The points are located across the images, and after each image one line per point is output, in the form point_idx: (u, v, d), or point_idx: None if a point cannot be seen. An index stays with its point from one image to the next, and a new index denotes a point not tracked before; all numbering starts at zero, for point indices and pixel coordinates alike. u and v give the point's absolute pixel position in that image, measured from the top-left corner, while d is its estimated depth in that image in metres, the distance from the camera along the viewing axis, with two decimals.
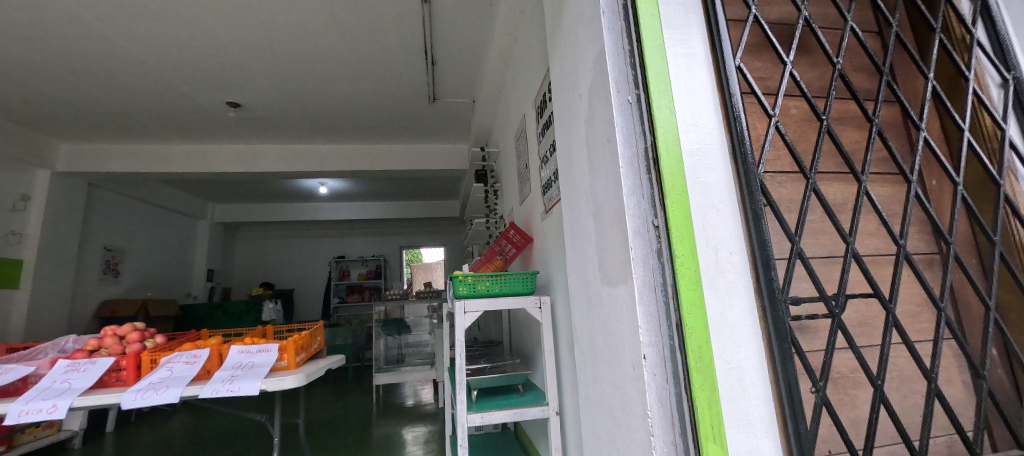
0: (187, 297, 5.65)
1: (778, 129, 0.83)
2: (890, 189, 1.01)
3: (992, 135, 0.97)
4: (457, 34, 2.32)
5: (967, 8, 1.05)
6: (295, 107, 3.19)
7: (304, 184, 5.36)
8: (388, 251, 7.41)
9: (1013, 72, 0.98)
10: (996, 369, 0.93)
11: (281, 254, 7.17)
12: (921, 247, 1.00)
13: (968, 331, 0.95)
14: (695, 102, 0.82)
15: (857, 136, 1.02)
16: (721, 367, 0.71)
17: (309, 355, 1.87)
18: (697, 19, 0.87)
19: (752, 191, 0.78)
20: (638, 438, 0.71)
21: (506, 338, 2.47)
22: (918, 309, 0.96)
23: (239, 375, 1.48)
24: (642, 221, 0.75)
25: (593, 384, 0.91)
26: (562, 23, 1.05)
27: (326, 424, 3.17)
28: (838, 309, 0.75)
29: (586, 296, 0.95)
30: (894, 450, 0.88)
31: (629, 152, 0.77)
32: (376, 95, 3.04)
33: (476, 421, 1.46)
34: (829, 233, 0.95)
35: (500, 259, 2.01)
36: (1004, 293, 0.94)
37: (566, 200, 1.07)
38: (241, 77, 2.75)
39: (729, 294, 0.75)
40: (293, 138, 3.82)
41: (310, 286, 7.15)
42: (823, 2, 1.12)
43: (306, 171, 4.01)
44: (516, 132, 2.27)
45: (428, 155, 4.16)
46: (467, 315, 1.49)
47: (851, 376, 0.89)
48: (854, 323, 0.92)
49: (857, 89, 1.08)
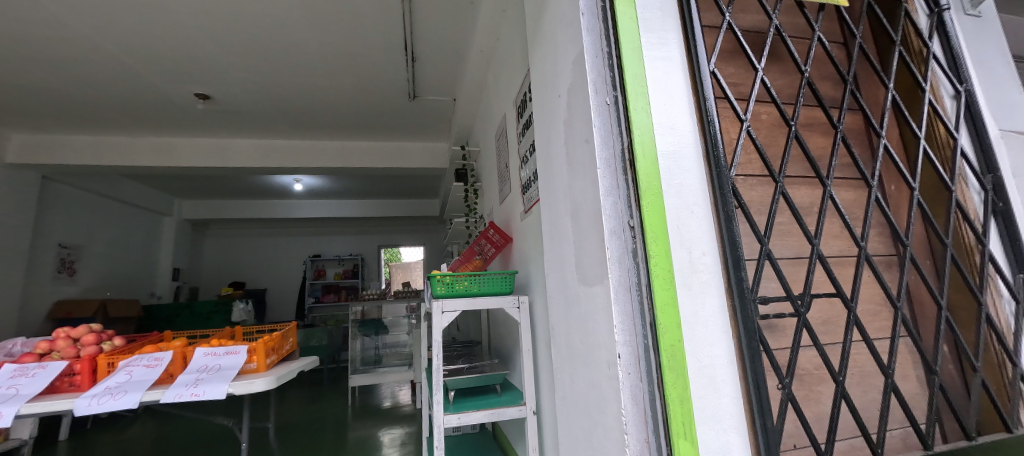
0: (151, 297, 5.40)
1: (749, 133, 0.86)
2: (852, 194, 1.06)
3: (945, 144, 1.03)
4: (438, 31, 2.29)
5: (925, 22, 1.11)
6: (268, 101, 3.09)
7: (279, 180, 5.20)
8: (365, 250, 7.28)
9: (965, 84, 1.04)
10: (947, 365, 0.98)
11: (253, 252, 6.94)
12: (881, 249, 1.05)
13: (922, 329, 1.00)
14: (671, 105, 0.83)
15: (823, 142, 1.06)
16: (693, 365, 0.73)
17: (280, 357, 1.81)
18: (674, 23, 0.88)
19: (725, 192, 0.80)
20: (612, 436, 0.72)
21: (485, 338, 2.46)
22: (877, 308, 1.01)
23: (204, 379, 1.42)
24: (618, 222, 0.75)
25: (570, 383, 0.92)
26: (542, 23, 1.05)
27: (298, 428, 3.08)
28: (803, 308, 0.78)
29: (564, 296, 0.95)
30: (854, 443, 0.91)
31: (606, 153, 0.78)
32: (354, 91, 2.98)
33: (454, 422, 1.44)
34: (796, 234, 0.99)
35: (479, 258, 2.00)
36: (954, 293, 0.99)
37: (544, 200, 1.08)
38: (210, 69, 2.64)
39: (702, 293, 0.76)
40: (266, 133, 3.70)
41: (284, 285, 6.95)
42: (792, 12, 1.17)
43: (280, 167, 3.90)
44: (496, 132, 2.26)
45: (407, 153, 4.10)
46: (445, 315, 1.48)
47: (815, 372, 0.93)
48: (818, 322, 0.96)
49: (823, 96, 1.12)
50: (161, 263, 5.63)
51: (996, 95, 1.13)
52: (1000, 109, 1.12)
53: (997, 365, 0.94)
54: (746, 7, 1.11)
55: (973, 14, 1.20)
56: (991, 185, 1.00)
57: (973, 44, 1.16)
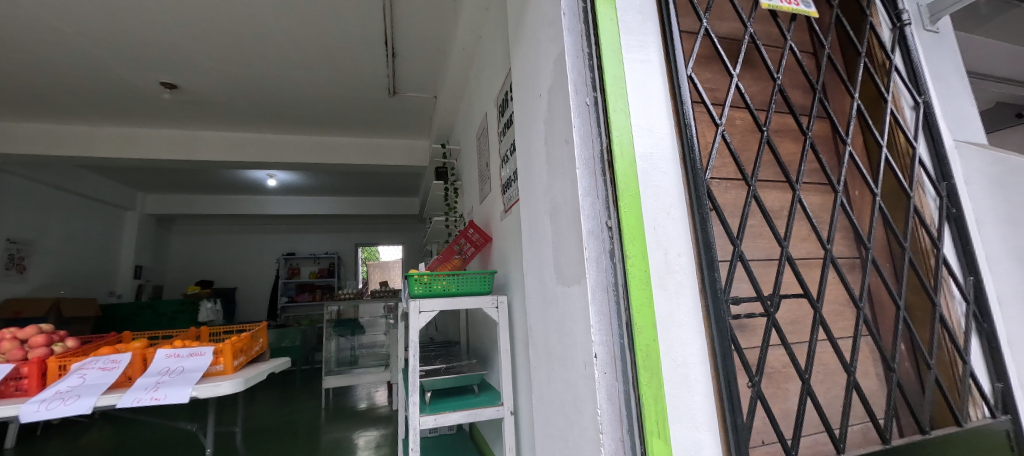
0: (110, 295, 5.12)
1: (724, 137, 0.89)
2: (820, 198, 1.10)
3: (905, 152, 1.08)
4: (419, 27, 2.26)
5: (887, 36, 1.16)
6: (239, 92, 2.97)
7: (251, 175, 5.02)
8: (342, 248, 7.11)
9: (923, 96, 1.10)
10: (903, 362, 1.03)
11: (223, 249, 6.68)
12: (845, 252, 1.08)
13: (882, 329, 1.05)
14: (649, 108, 0.84)
15: (793, 148, 1.10)
16: (668, 365, 0.74)
17: (249, 358, 1.74)
18: (653, 27, 0.89)
19: (700, 195, 0.81)
20: (587, 435, 0.72)
21: (464, 338, 2.44)
22: (841, 308, 1.04)
23: (166, 382, 1.35)
24: (596, 222, 0.75)
25: (547, 383, 0.91)
26: (524, 22, 1.05)
27: (268, 432, 2.98)
28: (773, 308, 0.82)
29: (542, 296, 0.95)
30: (819, 438, 0.94)
31: (586, 153, 0.78)
32: (332, 85, 2.90)
33: (430, 423, 1.42)
34: (767, 237, 1.01)
35: (458, 258, 1.97)
36: (912, 294, 1.05)
37: (524, 199, 1.07)
38: (178, 56, 2.52)
39: (677, 293, 0.78)
40: (238, 125, 3.56)
41: (256, 284, 6.71)
42: (766, 21, 1.20)
43: (253, 162, 3.76)
44: (477, 130, 2.25)
45: (387, 150, 4.02)
46: (423, 315, 1.46)
47: (782, 370, 0.95)
48: (787, 322, 0.98)
49: (794, 103, 1.15)
50: (121, 260, 5.35)
51: (952, 108, 1.20)
52: (955, 121, 1.18)
53: (949, 363, 1.00)
54: (722, 14, 1.13)
55: (931, 30, 1.26)
56: (945, 192, 1.06)
57: (931, 59, 1.22)
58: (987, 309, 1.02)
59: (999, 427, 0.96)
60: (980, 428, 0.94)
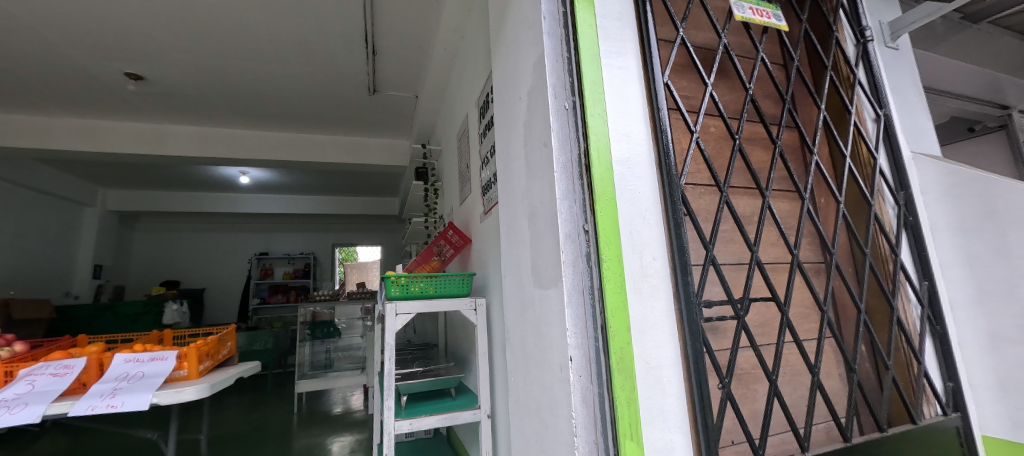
0: (66, 296, 4.82)
1: (698, 144, 0.91)
2: (788, 205, 1.13)
3: (867, 162, 1.14)
4: (400, 26, 2.24)
5: (852, 51, 1.22)
6: (211, 85, 2.86)
7: (222, 172, 4.84)
8: (318, 248, 6.94)
9: (883, 109, 1.16)
10: (864, 363, 1.08)
11: (191, 248, 6.42)
12: (812, 256, 1.12)
13: (845, 332, 1.09)
14: (626, 113, 0.85)
15: (764, 157, 1.13)
16: (642, 367, 0.75)
17: (215, 363, 1.68)
18: (632, 34, 0.91)
19: (675, 200, 0.83)
20: (562, 438, 0.72)
21: (442, 340, 2.42)
22: (807, 311, 1.08)
23: (124, 388, 1.29)
24: (573, 226, 0.76)
25: (524, 387, 0.91)
26: (505, 25, 1.05)
27: (236, 439, 2.88)
28: (742, 311, 0.85)
29: (519, 298, 0.94)
30: (784, 437, 0.97)
31: (564, 157, 0.78)
32: (309, 81, 2.84)
33: (405, 428, 1.39)
34: (738, 242, 1.04)
35: (437, 259, 1.92)
36: (872, 298, 1.09)
37: (503, 202, 1.07)
38: (144, 47, 2.41)
39: (652, 297, 0.79)
40: (208, 120, 3.43)
41: (226, 285, 6.48)
42: (739, 32, 1.23)
43: (224, 158, 3.63)
44: (458, 132, 2.23)
45: (366, 148, 3.94)
46: (399, 317, 1.43)
47: (751, 371, 0.97)
48: (756, 324, 1.01)
49: (765, 112, 1.18)
50: (80, 259, 5.07)
51: (910, 121, 1.26)
52: (912, 134, 1.25)
53: (905, 363, 1.05)
54: (698, 24, 1.16)
55: (891, 47, 1.33)
56: (903, 200, 1.12)
57: (891, 74, 1.29)
58: (939, 312, 1.09)
59: (950, 424, 1.02)
60: (932, 424, 0.99)
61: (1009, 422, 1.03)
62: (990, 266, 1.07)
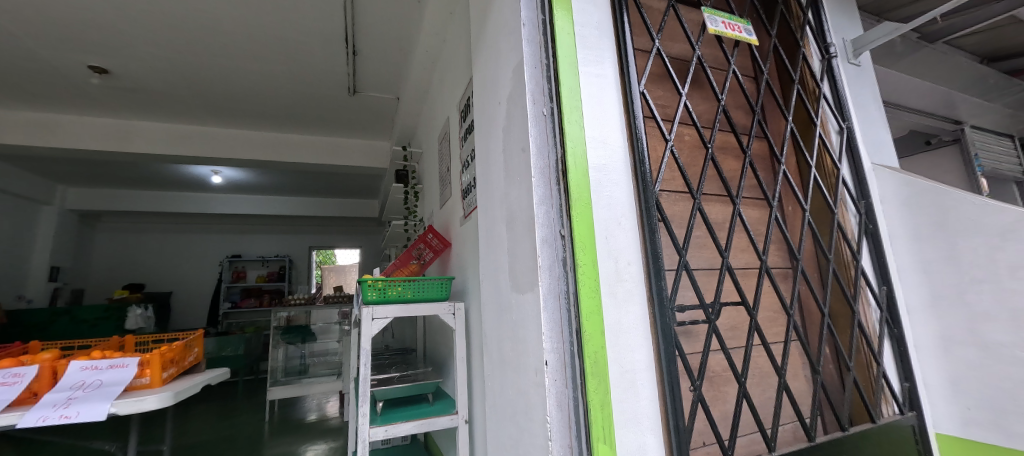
0: (19, 300, 4.52)
1: (672, 153, 0.94)
2: (758, 212, 1.17)
3: (830, 172, 1.20)
4: (381, 27, 2.22)
5: (818, 67, 1.28)
6: (181, 81, 2.76)
7: (193, 171, 4.66)
8: (294, 250, 6.75)
9: (845, 122, 1.23)
10: (828, 365, 1.12)
11: (158, 250, 6.16)
12: (779, 262, 1.16)
13: (810, 335, 1.13)
14: (603, 121, 0.87)
15: (735, 166, 1.17)
16: (616, 371, 0.76)
17: (180, 370, 1.61)
18: (609, 43, 0.92)
19: (650, 206, 0.85)
20: (537, 442, 0.72)
21: (421, 345, 2.39)
22: (774, 315, 1.11)
23: (79, 398, 1.23)
24: (550, 230, 0.77)
25: (500, 391, 0.91)
26: (485, 30, 1.06)
27: (202, 449, 2.76)
28: (713, 315, 0.88)
29: (497, 303, 0.94)
30: (753, 438, 0.99)
31: (541, 163, 0.79)
32: (287, 80, 2.78)
33: (380, 435, 1.36)
34: (710, 248, 1.06)
35: (416, 263, 1.88)
36: (835, 302, 1.14)
37: (482, 206, 1.07)
38: (111, 39, 2.31)
39: (627, 301, 0.80)
40: (179, 117, 3.31)
41: (195, 288, 6.23)
42: (713, 45, 1.26)
43: (195, 157, 3.50)
44: (439, 135, 2.22)
45: (345, 149, 3.87)
46: (376, 322, 1.40)
47: (722, 374, 1.00)
48: (726, 328, 1.04)
49: (737, 123, 1.22)
50: (35, 260, 4.78)
51: (871, 134, 1.33)
52: (873, 146, 1.32)
53: (865, 364, 1.10)
54: (674, 36, 1.19)
55: (854, 63, 1.40)
56: (864, 209, 1.18)
57: (854, 89, 1.36)
58: (897, 315, 1.14)
59: (906, 422, 1.07)
60: (890, 422, 1.03)
61: (960, 419, 1.09)
62: (944, 273, 1.13)
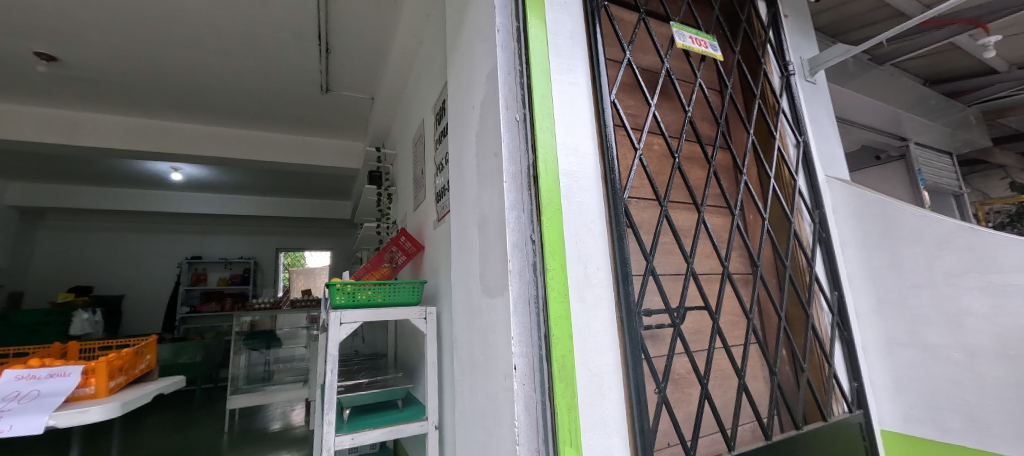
0: None
1: (641, 161, 0.97)
2: (722, 220, 1.22)
3: (788, 183, 1.27)
4: (356, 26, 2.19)
5: (777, 83, 1.36)
6: (140, 72, 2.62)
7: (150, 167, 4.41)
8: (260, 252, 6.49)
9: (801, 136, 1.30)
10: (784, 366, 1.18)
11: (110, 251, 5.78)
12: (741, 268, 1.21)
13: (768, 337, 1.19)
14: (575, 128, 0.88)
15: (700, 175, 1.21)
16: (584, 374, 0.77)
17: (130, 379, 1.51)
18: (582, 53, 0.95)
19: (618, 212, 0.88)
20: (505, 446, 0.72)
21: (391, 350, 2.34)
22: (735, 319, 1.16)
23: (13, 410, 1.13)
24: (521, 236, 0.77)
25: (470, 396, 0.91)
26: (461, 34, 1.06)
27: None
28: (678, 319, 0.91)
29: (467, 307, 0.94)
30: (715, 438, 1.03)
31: (513, 168, 0.80)
32: (255, 75, 2.68)
33: (346, 443, 1.32)
34: (676, 254, 1.10)
35: (387, 266, 1.86)
36: (791, 306, 1.21)
37: (454, 210, 1.07)
38: (61, 25, 2.17)
39: (595, 305, 0.82)
40: (135, 110, 3.13)
41: (150, 291, 5.87)
42: (681, 58, 1.31)
43: (153, 152, 3.31)
44: (414, 137, 2.20)
45: (316, 149, 3.76)
46: (344, 327, 1.37)
47: (686, 376, 1.03)
48: (691, 331, 1.07)
49: (702, 133, 1.27)
50: None
51: (825, 148, 1.41)
52: (827, 159, 1.40)
53: (818, 365, 1.16)
54: (644, 48, 1.22)
55: (810, 81, 1.48)
56: (818, 218, 1.25)
57: (810, 105, 1.44)
58: (846, 319, 1.21)
59: (854, 420, 1.13)
60: (840, 420, 1.10)
61: (901, 416, 1.17)
62: (888, 280, 1.21)
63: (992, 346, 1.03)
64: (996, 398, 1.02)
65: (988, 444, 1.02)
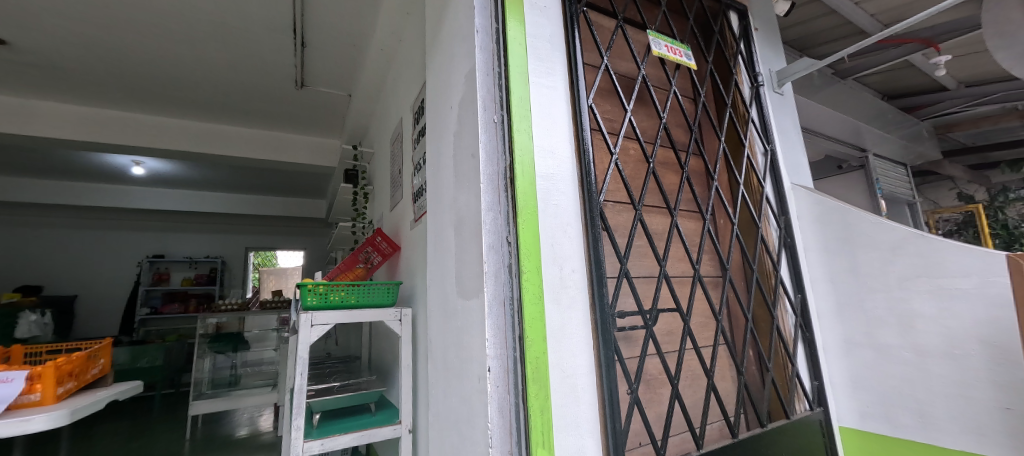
0: None
1: (617, 165, 0.99)
2: (694, 225, 1.25)
3: (756, 189, 1.32)
4: (334, 22, 2.14)
5: (748, 93, 1.41)
6: (99, 60, 2.48)
7: (110, 160, 4.18)
8: (228, 251, 6.23)
9: (769, 145, 1.36)
10: (751, 366, 1.22)
11: (62, 248, 5.42)
12: (711, 271, 1.25)
13: (736, 339, 1.23)
14: (552, 131, 0.89)
15: (673, 180, 1.25)
16: (558, 375, 0.77)
17: (80, 385, 1.42)
18: (560, 56, 0.96)
19: (594, 215, 0.89)
20: (478, 448, 0.72)
21: (365, 353, 2.29)
22: (705, 321, 1.19)
23: None
24: (497, 237, 0.77)
25: (444, 398, 0.90)
26: (440, 35, 1.05)
27: None
28: (650, 321, 0.93)
29: (442, 309, 0.93)
30: (684, 437, 1.05)
31: (490, 170, 0.80)
32: (225, 67, 2.58)
33: (315, 449, 1.28)
34: (650, 257, 1.12)
35: (362, 267, 1.82)
36: (758, 308, 1.25)
37: (431, 211, 1.06)
38: (9, 6, 2.03)
39: (569, 307, 0.82)
40: (92, 100, 2.95)
41: (107, 291, 5.55)
42: (657, 65, 1.34)
43: (111, 145, 3.14)
44: (392, 136, 2.16)
45: (290, 146, 3.65)
46: (315, 329, 1.33)
47: (658, 376, 1.05)
48: (663, 333, 1.09)
49: (676, 140, 1.30)
50: None
51: (791, 156, 1.47)
52: (793, 168, 1.46)
53: (783, 365, 1.21)
54: (622, 54, 1.25)
55: (778, 92, 1.54)
56: (783, 224, 1.31)
57: (778, 115, 1.50)
58: (809, 320, 1.27)
59: (815, 418, 1.19)
60: (802, 418, 1.15)
61: (858, 413, 1.23)
62: (847, 283, 1.27)
63: (939, 347, 1.09)
64: (942, 395, 1.08)
65: (935, 438, 1.08)
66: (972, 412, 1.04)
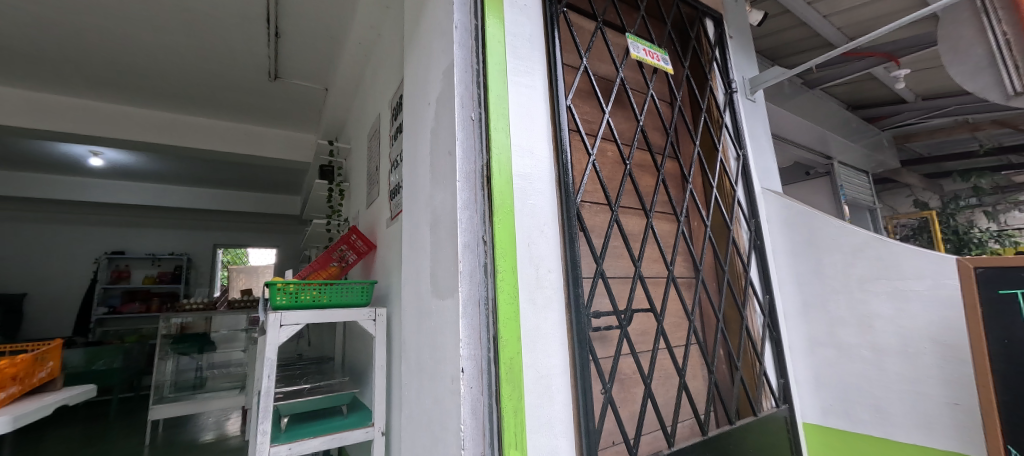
0: None
1: (594, 166, 1.00)
2: (669, 226, 1.28)
3: (728, 192, 1.35)
4: (310, 13, 2.08)
5: (722, 99, 1.45)
6: (53, 43, 2.33)
7: (64, 149, 3.93)
8: (194, 247, 5.96)
9: (741, 149, 1.40)
10: (721, 365, 1.25)
11: (10, 242, 5.07)
12: (685, 272, 1.27)
13: (707, 338, 1.26)
14: (530, 131, 0.89)
15: (650, 182, 1.27)
16: (532, 376, 0.77)
17: (25, 390, 1.32)
18: (539, 55, 0.95)
19: (570, 215, 0.89)
20: (450, 450, 0.70)
21: (339, 354, 2.23)
22: (678, 321, 1.22)
23: None
24: (472, 236, 0.76)
25: (417, 399, 0.88)
26: (418, 28, 1.03)
27: None
28: (624, 321, 0.94)
29: (416, 308, 0.92)
30: (656, 435, 1.07)
31: (467, 168, 0.78)
32: (193, 56, 2.47)
33: (282, 453, 1.23)
34: (625, 258, 1.13)
35: (336, 265, 1.76)
36: (729, 308, 1.29)
37: (407, 209, 1.04)
38: None
39: (545, 307, 0.82)
40: (45, 85, 2.77)
41: (61, 289, 5.23)
42: (636, 69, 1.36)
43: (66, 133, 2.95)
44: (369, 131, 2.11)
45: (262, 139, 3.52)
46: (284, 330, 1.28)
47: (631, 376, 1.06)
48: (637, 332, 1.11)
49: (653, 142, 1.32)
50: None
51: (762, 161, 1.52)
52: (763, 173, 1.50)
53: (751, 364, 1.25)
54: (601, 57, 1.26)
55: (751, 98, 1.59)
56: (753, 226, 1.35)
57: (750, 121, 1.55)
58: (776, 320, 1.31)
59: (780, 414, 1.23)
60: (768, 415, 1.18)
61: (821, 409, 1.28)
62: (812, 284, 1.32)
63: (896, 345, 1.15)
64: (897, 392, 1.14)
65: (890, 433, 1.14)
66: (924, 408, 1.09)
